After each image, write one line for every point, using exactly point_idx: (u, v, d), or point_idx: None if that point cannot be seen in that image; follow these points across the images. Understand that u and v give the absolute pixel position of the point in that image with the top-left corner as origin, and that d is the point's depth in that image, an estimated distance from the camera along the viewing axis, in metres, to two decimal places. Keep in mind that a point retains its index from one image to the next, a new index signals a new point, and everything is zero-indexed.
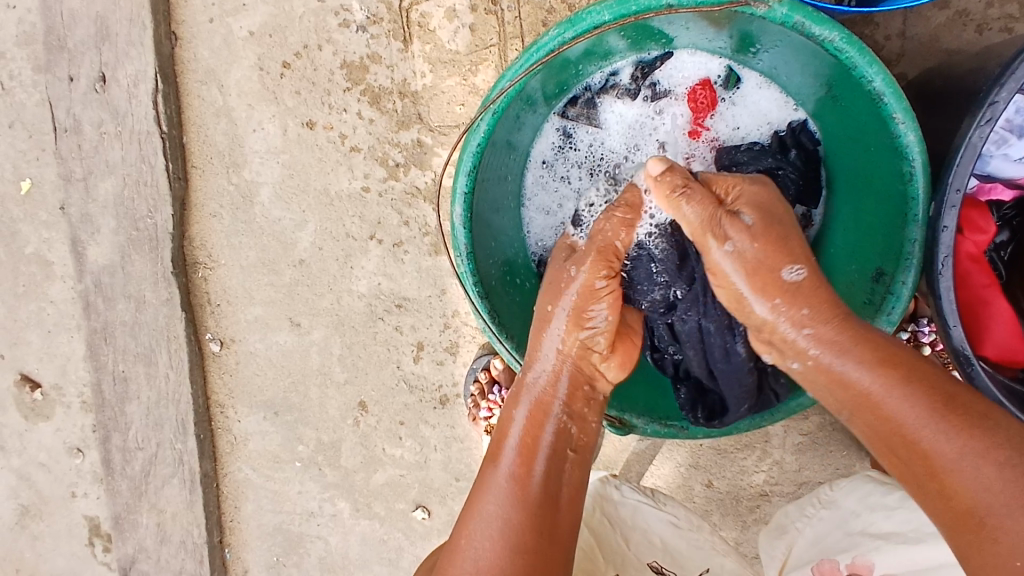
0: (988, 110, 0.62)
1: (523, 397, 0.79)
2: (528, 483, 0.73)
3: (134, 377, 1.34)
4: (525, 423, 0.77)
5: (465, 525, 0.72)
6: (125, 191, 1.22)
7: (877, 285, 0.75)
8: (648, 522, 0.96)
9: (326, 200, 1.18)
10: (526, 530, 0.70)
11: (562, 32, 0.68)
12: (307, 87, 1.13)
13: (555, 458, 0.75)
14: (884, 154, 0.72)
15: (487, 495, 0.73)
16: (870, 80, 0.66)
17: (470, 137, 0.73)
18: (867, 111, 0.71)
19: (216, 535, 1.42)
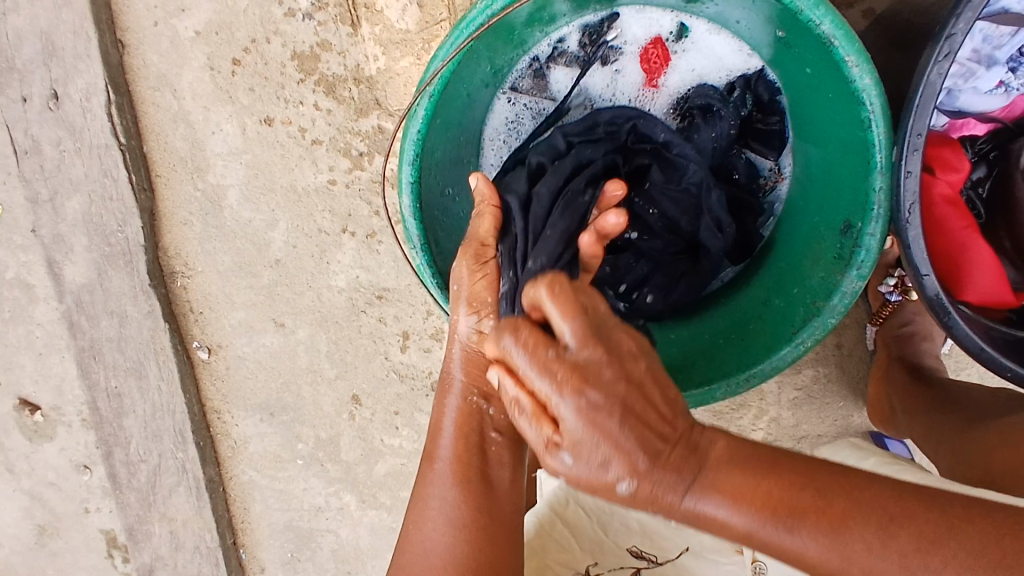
0: (945, 45, 0.58)
1: (447, 388, 0.76)
2: (466, 470, 0.70)
3: (128, 392, 1.34)
4: (455, 417, 0.74)
5: (413, 518, 0.70)
6: (92, 207, 1.20)
7: (846, 238, 0.71)
8: (626, 505, 0.95)
9: (294, 197, 1.15)
10: (476, 515, 0.68)
11: (490, 5, 0.66)
12: (261, 83, 1.10)
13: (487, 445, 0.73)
14: (841, 101, 0.68)
15: (431, 494, 0.70)
16: (817, 24, 0.62)
17: (409, 123, 0.71)
18: (819, 56, 0.68)
19: (229, 537, 1.44)
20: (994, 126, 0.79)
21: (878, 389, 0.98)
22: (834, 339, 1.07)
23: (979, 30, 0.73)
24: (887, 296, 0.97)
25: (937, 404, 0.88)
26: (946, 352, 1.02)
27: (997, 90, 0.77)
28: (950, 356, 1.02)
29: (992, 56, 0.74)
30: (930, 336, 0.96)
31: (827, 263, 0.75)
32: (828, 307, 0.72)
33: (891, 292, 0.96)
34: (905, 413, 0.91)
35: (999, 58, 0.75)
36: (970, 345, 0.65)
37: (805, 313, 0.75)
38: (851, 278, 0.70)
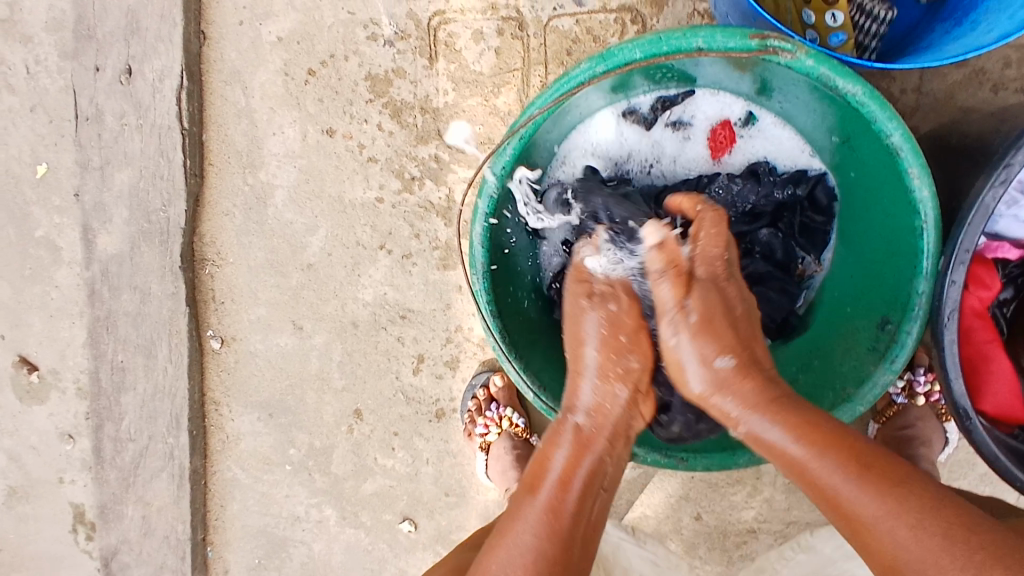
0: (1003, 172, 0.63)
1: (575, 438, 0.72)
2: (559, 515, 0.67)
3: (133, 368, 1.33)
4: (568, 457, 0.71)
5: (489, 556, 0.66)
6: (141, 182, 1.23)
7: (882, 334, 0.75)
8: (630, 559, 1.03)
9: (340, 207, 1.19)
10: (556, 555, 0.65)
11: (595, 66, 0.65)
12: (330, 96, 1.15)
13: (590, 490, 0.70)
14: (897, 208, 0.72)
15: (511, 540, 0.66)
16: (888, 134, 0.65)
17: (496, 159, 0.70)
18: (882, 161, 0.71)
19: (200, 533, 1.41)
20: None
21: None
22: None
23: None
24: (893, 397, 1.01)
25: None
26: (943, 461, 1.04)
27: None
28: (947, 466, 1.05)
29: None
30: (929, 442, 0.95)
31: (860, 354, 0.78)
32: (859, 396, 0.74)
33: (898, 394, 1.00)
34: None
35: None
36: (986, 452, 0.69)
37: (835, 398, 0.78)
38: (884, 370, 0.72)
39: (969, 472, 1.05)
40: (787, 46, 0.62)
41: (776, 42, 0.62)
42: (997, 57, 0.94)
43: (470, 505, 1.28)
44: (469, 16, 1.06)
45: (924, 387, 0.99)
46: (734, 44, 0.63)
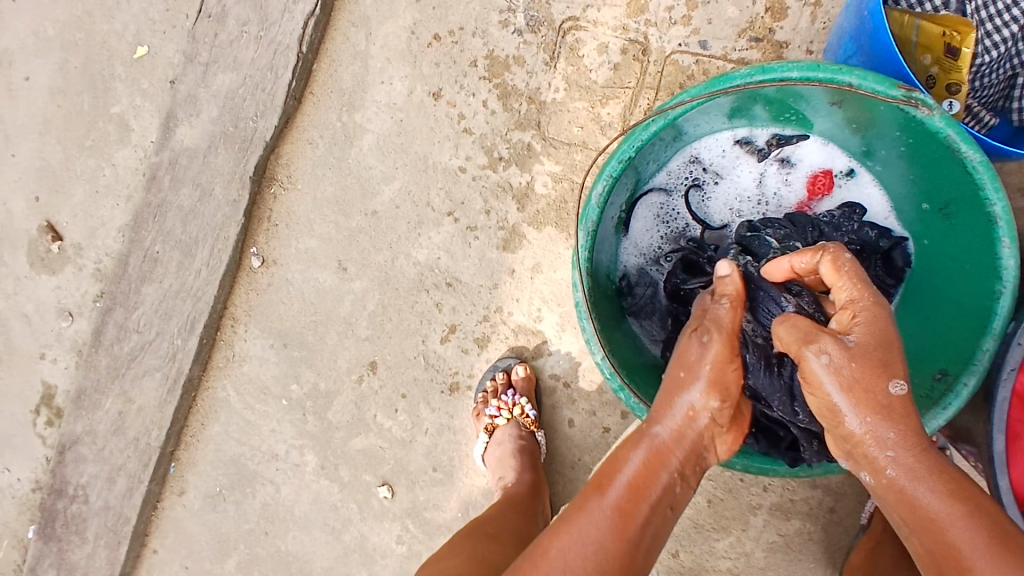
0: None
1: (645, 443, 0.74)
2: (630, 520, 0.70)
3: (165, 262, 1.34)
4: (638, 469, 0.73)
5: (554, 537, 0.70)
6: (241, 89, 1.27)
7: (938, 385, 0.78)
8: None
9: (422, 166, 1.24)
10: (620, 561, 0.68)
11: (751, 74, 0.71)
12: (447, 63, 1.21)
13: (657, 513, 0.71)
14: (977, 277, 0.76)
15: (581, 530, 0.69)
16: (990, 203, 0.70)
17: (639, 131, 0.75)
18: (976, 231, 0.75)
19: (171, 445, 1.39)
20: None
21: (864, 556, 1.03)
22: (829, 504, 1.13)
23: None
24: None
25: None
26: None
27: None
28: None
29: None
30: None
31: (910, 403, 0.81)
32: None
33: None
34: None
35: None
36: None
37: None
38: (934, 415, 0.73)
39: None
40: (927, 100, 0.68)
41: (918, 96, 0.69)
42: None
43: (455, 486, 1.28)
44: (599, 29, 1.15)
45: None
46: (879, 87, 0.69)
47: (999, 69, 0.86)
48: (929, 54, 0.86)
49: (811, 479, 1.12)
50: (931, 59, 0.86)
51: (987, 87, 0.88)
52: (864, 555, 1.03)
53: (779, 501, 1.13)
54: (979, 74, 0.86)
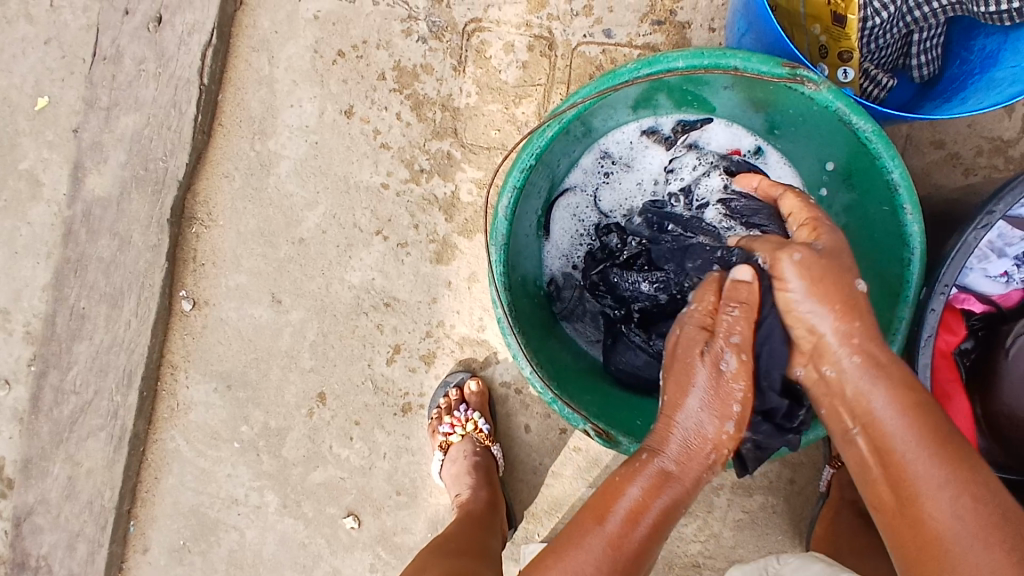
0: (985, 217, 0.71)
1: (647, 470, 0.71)
2: (620, 549, 0.68)
3: (93, 317, 1.28)
4: (643, 494, 0.70)
5: (544, 573, 0.68)
6: (146, 129, 1.23)
7: None
8: None
9: (343, 187, 1.20)
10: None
11: (638, 68, 0.69)
12: (355, 79, 1.18)
13: (656, 531, 0.70)
14: (891, 242, 0.77)
15: (571, 562, 0.68)
16: (888, 172, 0.71)
17: (535, 139, 0.72)
18: (880, 198, 0.76)
19: (126, 504, 1.34)
20: (990, 309, 0.88)
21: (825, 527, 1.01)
22: (789, 474, 1.13)
23: (997, 227, 0.84)
24: None
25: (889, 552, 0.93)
26: None
27: (1002, 279, 0.86)
28: None
29: (1003, 249, 0.84)
30: None
31: None
32: None
33: None
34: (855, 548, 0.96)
35: (1009, 252, 0.85)
36: None
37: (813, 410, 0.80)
38: None
39: None
40: (812, 76, 0.67)
41: (803, 72, 0.67)
42: (971, 145, 1.02)
43: (421, 507, 1.26)
44: (503, 28, 1.13)
45: None
46: (764, 68, 0.68)
47: (893, 29, 0.86)
48: (818, 22, 0.86)
49: None
50: (820, 28, 0.86)
51: (883, 48, 0.88)
52: (826, 524, 1.02)
53: (739, 479, 1.13)
54: (871, 37, 0.86)
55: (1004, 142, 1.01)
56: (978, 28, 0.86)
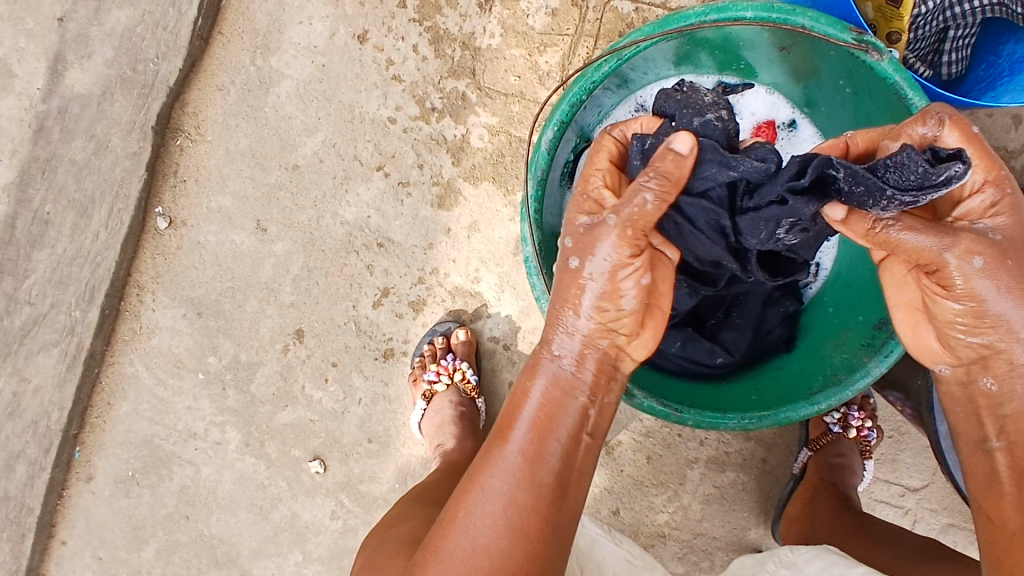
0: None
1: (539, 369, 0.68)
2: (539, 463, 0.63)
3: (58, 223, 1.19)
4: (544, 401, 0.66)
5: (461, 500, 0.64)
6: (139, 27, 1.14)
7: (880, 331, 0.77)
8: (603, 556, 0.92)
9: (347, 116, 1.14)
10: (534, 514, 0.61)
11: (705, 13, 0.68)
12: (373, 3, 1.12)
13: (574, 440, 0.65)
14: None
15: (485, 485, 0.63)
16: None
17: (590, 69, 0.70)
18: None
19: (74, 427, 1.25)
20: None
21: (801, 506, 1.05)
22: (762, 454, 1.15)
23: None
24: (829, 426, 1.08)
25: (867, 533, 0.94)
26: None
27: None
28: None
29: None
30: (855, 473, 1.06)
31: (852, 349, 0.79)
32: (849, 380, 0.74)
33: (836, 423, 1.08)
34: (832, 530, 0.97)
35: None
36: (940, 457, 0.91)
37: (822, 381, 0.78)
38: (877, 361, 0.73)
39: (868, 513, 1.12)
40: (878, 45, 0.66)
41: (869, 39, 0.67)
42: None
43: (391, 457, 1.22)
44: None
45: (857, 421, 1.08)
46: (831, 31, 0.67)
47: (933, 21, 0.87)
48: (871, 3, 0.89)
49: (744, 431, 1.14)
50: (873, 8, 0.89)
51: (922, 39, 0.89)
52: (803, 506, 1.04)
53: (715, 454, 1.14)
54: (916, 26, 0.88)
55: (1009, 151, 1.05)
56: (1009, 32, 0.88)
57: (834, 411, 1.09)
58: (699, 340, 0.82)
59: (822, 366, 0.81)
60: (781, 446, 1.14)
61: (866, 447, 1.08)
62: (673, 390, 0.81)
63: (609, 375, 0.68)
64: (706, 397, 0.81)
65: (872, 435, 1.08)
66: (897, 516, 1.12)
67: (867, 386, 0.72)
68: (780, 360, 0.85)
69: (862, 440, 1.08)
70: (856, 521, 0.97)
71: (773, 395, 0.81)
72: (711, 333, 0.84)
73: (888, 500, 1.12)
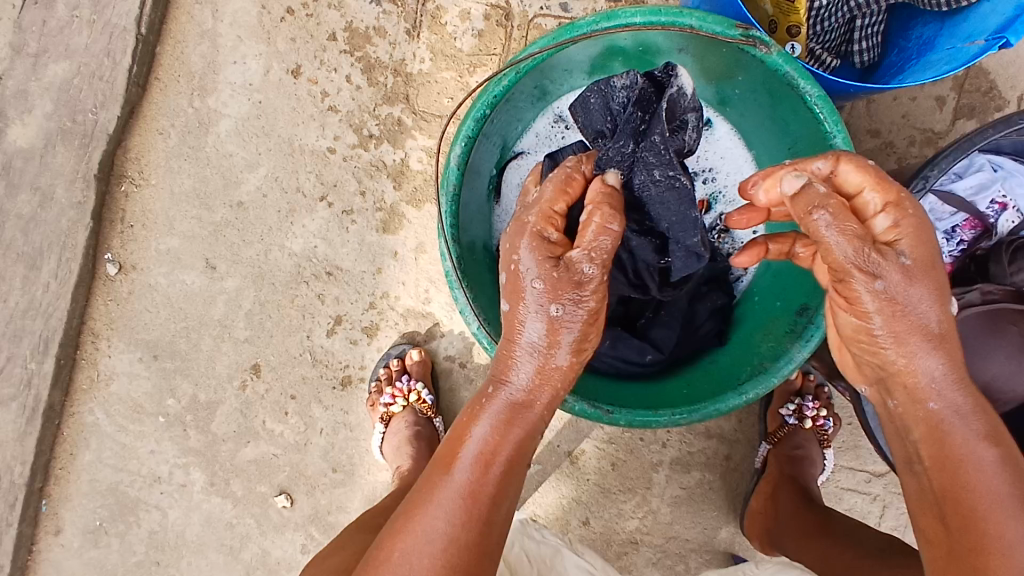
0: (922, 182, 0.82)
1: (488, 403, 0.66)
2: (478, 496, 0.62)
3: (8, 278, 1.19)
4: (492, 436, 0.64)
5: (398, 538, 0.61)
6: (76, 78, 1.16)
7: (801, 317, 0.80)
8: (566, 567, 0.93)
9: (287, 149, 1.16)
10: (469, 554, 0.60)
11: (597, 21, 0.71)
12: (304, 38, 1.14)
13: (513, 473, 0.64)
14: None
15: (424, 520, 0.61)
16: (832, 138, 0.74)
17: (491, 84, 0.75)
18: None
19: (37, 482, 1.24)
20: None
21: (764, 501, 1.05)
22: (726, 451, 1.15)
23: (928, 201, 0.93)
24: (786, 419, 1.10)
25: (826, 532, 0.92)
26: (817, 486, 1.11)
27: None
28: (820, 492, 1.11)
29: (933, 222, 0.94)
30: (814, 463, 1.07)
31: (778, 336, 0.82)
32: (775, 367, 0.77)
33: (791, 415, 1.10)
34: (793, 531, 0.97)
35: (939, 226, 0.95)
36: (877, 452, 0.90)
37: (751, 370, 0.80)
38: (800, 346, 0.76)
39: (836, 502, 1.12)
40: (764, 38, 0.69)
41: (755, 34, 0.70)
42: (904, 134, 1.07)
43: (357, 485, 1.21)
44: None
45: (812, 412, 1.10)
46: (719, 29, 0.70)
47: (837, 13, 0.91)
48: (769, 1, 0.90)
49: (706, 430, 1.14)
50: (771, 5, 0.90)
51: (827, 32, 0.92)
52: (766, 500, 1.04)
53: (678, 455, 1.14)
54: (819, 17, 0.91)
55: (935, 133, 1.07)
56: (917, 17, 0.93)
57: (789, 403, 1.11)
58: (629, 339, 0.85)
59: (752, 355, 0.84)
60: (743, 442, 1.15)
61: (823, 436, 1.10)
62: (614, 390, 0.83)
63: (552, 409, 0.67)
64: (641, 395, 0.83)
65: (829, 424, 1.10)
66: (865, 503, 1.12)
67: (792, 369, 0.75)
68: (713, 353, 0.88)
69: (819, 430, 1.10)
70: (815, 514, 0.97)
71: (711, 388, 0.83)
72: (643, 331, 0.85)
73: (854, 488, 1.12)
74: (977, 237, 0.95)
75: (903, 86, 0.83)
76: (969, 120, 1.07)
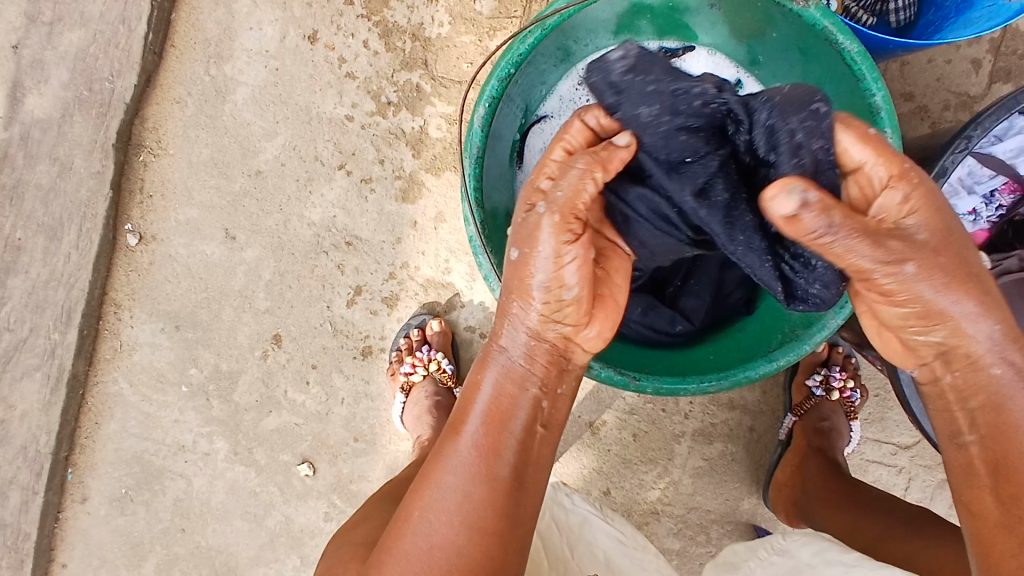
0: (964, 142, 0.80)
1: (489, 361, 0.68)
2: (486, 458, 0.63)
3: (29, 249, 1.20)
4: (496, 391, 0.66)
5: (416, 499, 0.64)
6: (92, 47, 1.15)
7: None
8: (594, 535, 0.89)
9: (304, 117, 1.14)
10: (485, 508, 0.62)
11: None
12: (320, 3, 1.13)
13: (523, 431, 0.65)
14: None
15: (441, 482, 0.63)
16: (872, 94, 0.72)
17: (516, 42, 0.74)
18: None
19: (63, 450, 1.26)
20: None
21: (790, 473, 1.04)
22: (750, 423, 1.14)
23: (968, 164, 0.92)
24: (812, 390, 1.09)
25: (853, 500, 0.92)
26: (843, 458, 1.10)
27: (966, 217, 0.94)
28: None
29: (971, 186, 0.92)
30: (842, 435, 1.06)
31: None
32: (807, 335, 0.76)
33: (818, 385, 1.09)
34: (820, 504, 0.96)
35: (976, 190, 0.93)
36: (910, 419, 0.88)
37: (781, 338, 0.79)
38: (833, 313, 0.73)
39: (861, 474, 1.11)
40: None
41: None
42: (940, 98, 1.03)
43: (379, 454, 1.22)
44: None
45: (839, 383, 1.09)
46: None
47: None
48: None
49: (729, 401, 1.13)
50: None
51: None
52: (792, 471, 1.04)
53: (700, 427, 1.13)
54: None
55: (971, 96, 1.03)
56: None
57: (816, 373, 1.10)
58: (661, 310, 0.84)
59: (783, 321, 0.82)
60: (766, 413, 1.14)
61: (850, 408, 1.09)
62: (640, 359, 0.82)
63: (562, 364, 0.67)
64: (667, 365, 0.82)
65: (856, 396, 1.09)
66: (891, 476, 1.11)
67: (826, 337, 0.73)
68: (743, 321, 0.86)
69: (846, 402, 1.09)
70: (844, 486, 0.96)
71: (739, 355, 0.82)
72: (672, 299, 0.85)
73: (880, 460, 1.11)
74: (1016, 202, 0.93)
75: (946, 40, 0.80)
76: (1006, 83, 1.03)
